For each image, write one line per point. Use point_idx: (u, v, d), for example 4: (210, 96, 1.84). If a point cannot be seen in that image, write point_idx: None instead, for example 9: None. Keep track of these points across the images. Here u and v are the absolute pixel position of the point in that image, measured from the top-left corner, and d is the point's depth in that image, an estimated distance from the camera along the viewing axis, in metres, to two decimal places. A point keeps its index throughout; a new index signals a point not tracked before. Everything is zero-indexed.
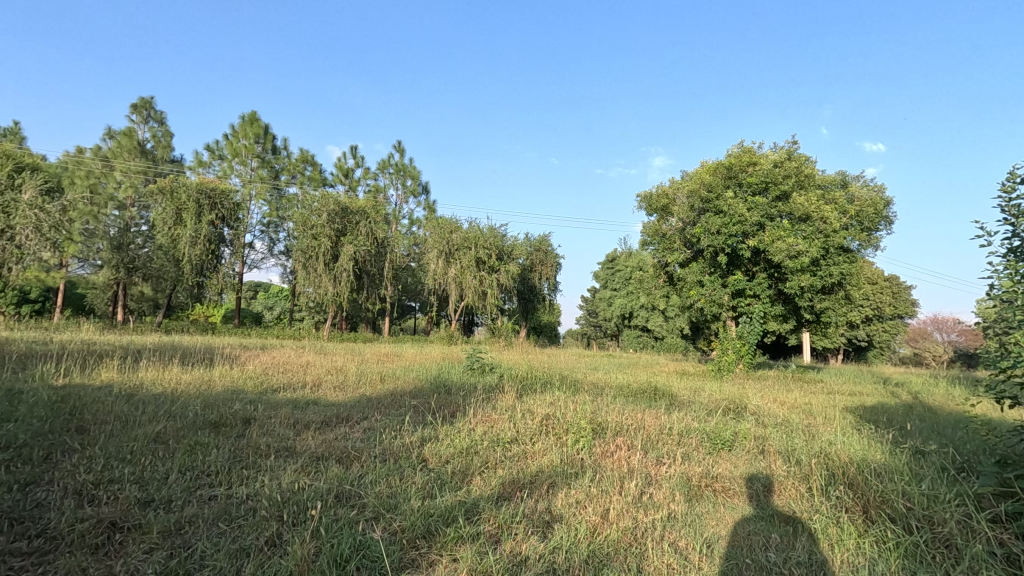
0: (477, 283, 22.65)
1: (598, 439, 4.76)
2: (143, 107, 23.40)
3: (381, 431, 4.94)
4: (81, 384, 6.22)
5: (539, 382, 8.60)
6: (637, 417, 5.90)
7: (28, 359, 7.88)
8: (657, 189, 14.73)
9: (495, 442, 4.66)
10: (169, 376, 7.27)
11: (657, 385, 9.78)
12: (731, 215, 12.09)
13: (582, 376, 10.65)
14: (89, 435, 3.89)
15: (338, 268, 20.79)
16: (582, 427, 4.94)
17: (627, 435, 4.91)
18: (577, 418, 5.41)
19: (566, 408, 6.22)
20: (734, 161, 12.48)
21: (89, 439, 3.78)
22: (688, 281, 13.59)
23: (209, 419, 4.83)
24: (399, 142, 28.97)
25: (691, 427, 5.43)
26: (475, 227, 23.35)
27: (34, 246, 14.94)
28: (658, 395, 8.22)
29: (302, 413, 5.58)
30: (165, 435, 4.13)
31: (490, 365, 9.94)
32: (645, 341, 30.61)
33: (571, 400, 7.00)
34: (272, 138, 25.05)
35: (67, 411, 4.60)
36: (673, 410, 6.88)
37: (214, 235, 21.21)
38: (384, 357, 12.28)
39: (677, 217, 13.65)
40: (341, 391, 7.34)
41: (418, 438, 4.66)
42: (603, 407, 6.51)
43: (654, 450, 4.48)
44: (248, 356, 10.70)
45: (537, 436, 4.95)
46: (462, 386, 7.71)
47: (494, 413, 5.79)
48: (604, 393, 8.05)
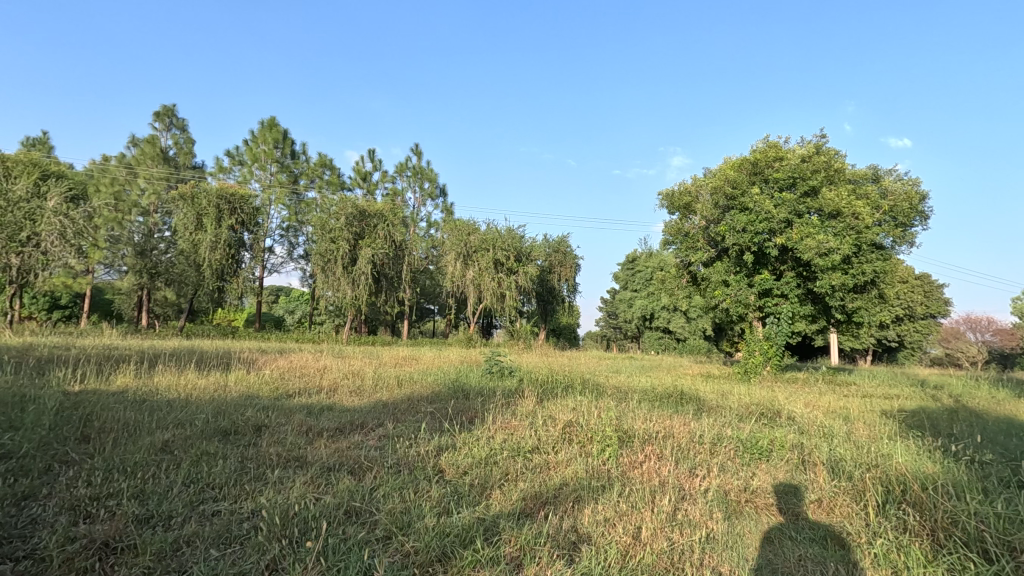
0: (495, 285, 22.44)
1: (625, 448, 4.49)
2: (165, 115, 23.72)
3: (397, 440, 4.72)
4: (95, 390, 6.14)
5: (561, 386, 8.33)
6: (666, 423, 5.61)
7: (47, 364, 7.88)
8: (679, 186, 14.32)
9: (515, 451, 4.42)
10: (184, 381, 7.18)
11: (682, 389, 9.44)
12: (757, 212, 11.70)
13: (604, 379, 10.34)
14: (93, 445, 3.73)
15: (356, 271, 20.78)
16: (607, 435, 4.67)
17: (655, 444, 4.63)
18: (603, 425, 5.15)
19: (589, 413, 5.96)
20: (760, 157, 12.09)
21: (93, 449, 3.62)
22: (713, 281, 13.19)
23: (221, 427, 4.66)
24: (417, 145, 28.91)
25: (723, 435, 5.13)
26: (492, 228, 23.17)
27: (58, 252, 15.18)
28: (685, 400, 7.89)
29: (316, 420, 5.39)
30: (172, 445, 3.96)
31: (509, 368, 9.71)
32: (667, 342, 30.07)
33: (594, 405, 6.73)
34: (291, 143, 25.19)
35: (77, 418, 4.48)
36: (701, 415, 6.57)
37: (234, 240, 21.37)
38: (402, 361, 12.14)
39: (700, 215, 13.27)
40: (357, 396, 7.16)
41: (435, 447, 4.44)
42: (629, 412, 6.22)
43: (686, 460, 4.20)
44: (266, 360, 10.62)
45: (560, 445, 4.69)
46: (480, 390, 7.48)
47: (514, 421, 5.54)
48: (628, 397, 7.75)
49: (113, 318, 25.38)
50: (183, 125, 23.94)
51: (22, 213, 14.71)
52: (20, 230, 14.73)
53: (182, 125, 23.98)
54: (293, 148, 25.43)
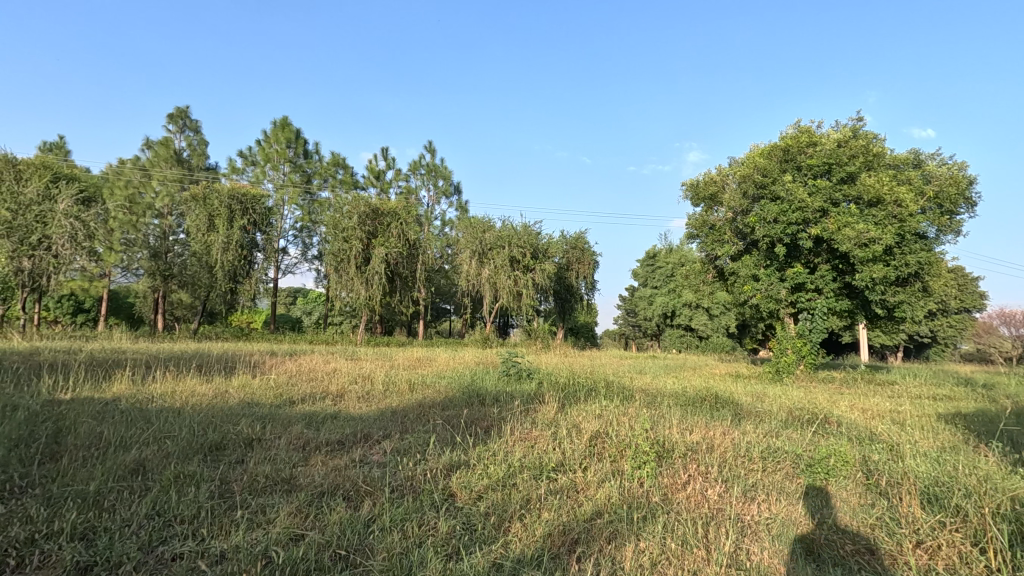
0: (511, 284, 21.90)
1: (665, 464, 3.93)
2: (179, 117, 23.57)
3: (403, 455, 4.20)
4: (85, 398, 5.74)
5: (583, 389, 7.74)
6: (706, 433, 5.01)
7: (43, 370, 7.51)
8: (703, 176, 13.56)
9: (537, 470, 3.86)
10: (183, 388, 6.73)
11: (714, 390, 8.80)
12: (789, 201, 10.99)
13: (629, 381, 9.70)
14: (53, 467, 3.26)
15: (369, 271, 20.41)
16: (642, 448, 4.11)
17: (700, 459, 4.05)
18: (637, 436, 4.57)
19: (619, 422, 5.38)
20: (792, 142, 11.29)
21: (51, 472, 3.15)
22: (741, 275, 12.51)
23: (206, 441, 4.17)
24: (430, 142, 28.41)
25: (773, 446, 4.52)
26: (508, 225, 22.66)
27: (69, 254, 14.99)
28: (719, 403, 7.26)
29: (317, 431, 4.89)
30: (147, 466, 3.49)
31: (527, 370, 9.16)
32: (689, 341, 29.19)
33: (622, 411, 6.13)
34: (305, 142, 24.95)
35: (47, 432, 4.03)
36: (741, 422, 5.94)
37: (246, 240, 21.13)
38: (416, 363, 11.68)
39: (727, 206, 12.56)
40: (364, 403, 6.66)
41: (446, 466, 3.90)
42: (662, 420, 5.62)
43: (738, 480, 3.62)
44: (274, 363, 10.18)
45: (589, 462, 4.12)
46: (496, 395, 6.94)
47: (534, 431, 5.00)
48: (657, 401, 7.13)
49: (132, 322, 25.36)
50: (195, 126, 23.78)
51: (32, 216, 14.58)
52: (31, 233, 14.59)
53: (196, 127, 23.83)
54: (306, 148, 25.15)
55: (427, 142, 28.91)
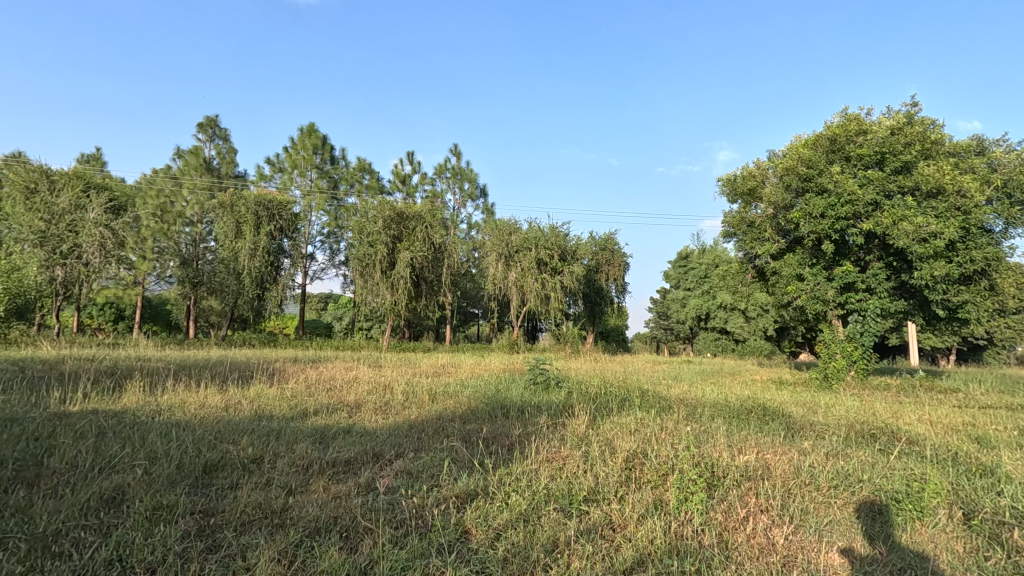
0: (539, 286, 21.37)
1: (719, 496, 3.36)
2: (209, 126, 23.90)
3: (415, 481, 3.72)
4: (89, 411, 5.45)
5: (615, 400, 7.16)
6: (759, 454, 4.39)
7: (59, 379, 7.32)
8: (741, 170, 12.72)
9: (567, 501, 3.32)
10: (194, 399, 6.40)
11: (759, 399, 8.08)
12: (838, 194, 10.17)
13: (665, 389, 9.06)
14: (17, 499, 2.89)
15: (395, 275, 20.19)
16: (691, 474, 3.54)
17: (758, 488, 3.47)
18: (682, 459, 4.01)
19: (658, 440, 4.81)
20: (839, 131, 10.46)
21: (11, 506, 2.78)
22: (784, 275, 11.67)
23: (201, 462, 3.76)
24: (456, 144, 28.12)
25: (841, 471, 3.88)
26: (535, 226, 22.17)
27: (99, 262, 15.17)
28: (768, 415, 6.57)
29: (326, 449, 4.47)
30: (125, 495, 3.10)
31: (556, 378, 8.60)
32: (725, 344, 28.15)
33: (660, 426, 5.54)
34: (331, 148, 24.93)
35: (32, 452, 3.69)
36: (796, 439, 5.29)
37: (273, 246, 21.16)
38: (441, 370, 11.25)
39: (768, 201, 11.76)
40: (381, 415, 6.22)
41: (462, 495, 3.41)
42: (705, 436, 5.01)
43: (811, 521, 3.03)
44: (295, 371, 9.86)
45: (627, 491, 3.56)
46: (521, 407, 6.43)
47: (563, 450, 4.48)
48: (699, 413, 6.51)
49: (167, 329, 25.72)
50: (225, 135, 24.00)
51: (64, 225, 14.78)
52: (63, 242, 14.80)
53: (225, 135, 24.09)
54: (332, 153, 25.14)
55: (455, 146, 28.22)
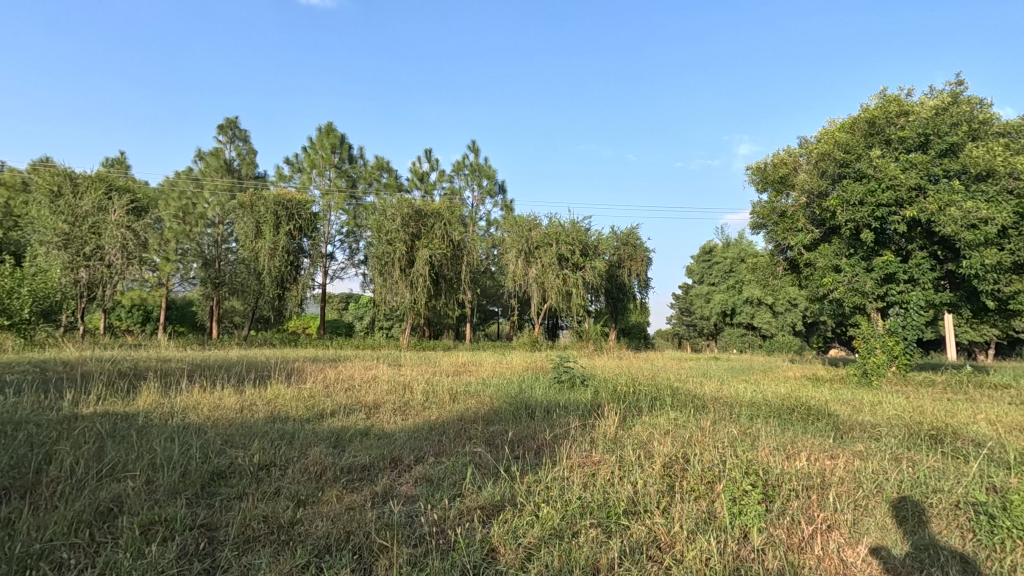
0: (560, 283, 20.99)
1: (777, 511, 2.99)
2: (228, 128, 24.02)
3: (435, 490, 3.42)
4: (101, 413, 5.26)
5: (646, 399, 6.78)
6: (813, 460, 4.00)
7: (78, 380, 7.20)
8: (772, 158, 12.15)
9: (604, 514, 2.99)
10: (211, 400, 6.21)
11: (799, 397, 7.62)
12: (878, 178, 9.61)
13: (697, 387, 8.63)
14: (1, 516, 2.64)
15: (414, 273, 20.02)
16: (745, 484, 3.17)
17: (821, 502, 3.10)
18: (729, 466, 3.64)
19: (696, 443, 4.44)
20: (878, 113, 9.90)
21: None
22: (819, 267, 11.10)
23: (207, 470, 3.52)
24: (473, 141, 27.83)
25: (910, 479, 3.49)
26: (555, 222, 21.79)
27: (121, 264, 15.31)
28: (811, 415, 6.13)
29: (342, 454, 4.19)
30: (121, 508, 2.84)
31: (581, 377, 8.26)
32: (751, 340, 27.22)
33: (697, 427, 5.16)
34: (349, 147, 24.87)
35: (32, 458, 3.49)
36: (848, 441, 4.86)
37: (293, 246, 21.19)
38: (463, 368, 10.97)
39: (800, 189, 11.20)
40: (400, 416, 5.94)
41: (488, 506, 3.10)
42: (748, 439, 4.63)
43: (889, 547, 2.65)
44: (314, 371, 9.67)
45: (671, 501, 3.21)
46: (547, 407, 6.10)
47: (596, 455, 4.15)
48: (737, 412, 6.10)
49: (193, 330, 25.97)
50: (244, 136, 24.08)
51: (87, 226, 14.93)
52: (86, 244, 14.94)
53: (244, 137, 24.17)
54: (350, 152, 25.08)
55: (473, 142, 28.00)
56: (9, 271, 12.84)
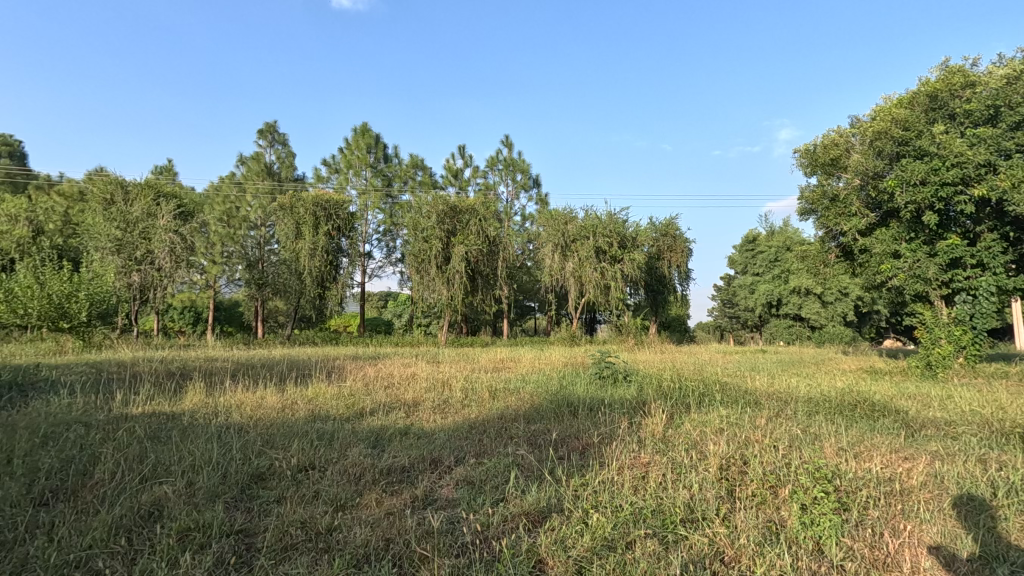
0: (598, 276, 20.63)
1: (856, 524, 2.72)
2: (268, 132, 24.56)
3: (477, 494, 3.27)
4: (149, 413, 5.34)
5: (693, 395, 6.47)
6: (887, 463, 3.66)
7: (129, 381, 7.38)
8: (822, 139, 11.48)
9: (660, 522, 2.77)
10: (255, 399, 6.26)
11: (860, 392, 7.15)
12: (942, 156, 8.92)
13: (747, 382, 8.24)
14: (43, 526, 2.62)
15: (450, 270, 20.05)
16: (816, 493, 2.91)
17: (906, 515, 2.80)
18: (794, 469, 3.37)
19: (754, 442, 4.16)
20: (940, 85, 9.28)
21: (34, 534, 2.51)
22: (876, 253, 10.44)
23: (247, 472, 3.46)
24: (507, 135, 27.64)
25: (1002, 485, 3.16)
26: (592, 214, 21.41)
27: (171, 268, 15.78)
28: (876, 411, 5.71)
29: (381, 454, 4.09)
30: (160, 515, 2.79)
31: (624, 372, 8.01)
32: (799, 332, 26.15)
33: (752, 425, 4.85)
34: (384, 146, 25.11)
35: (78, 459, 3.51)
36: (923, 440, 4.47)
37: (331, 246, 21.68)
38: (501, 365, 10.85)
39: (854, 171, 10.55)
40: (439, 414, 5.84)
41: (534, 512, 2.92)
42: (811, 437, 4.30)
43: (992, 567, 2.34)
44: (353, 368, 9.71)
45: (733, 508, 2.97)
46: (589, 404, 5.88)
47: (646, 456, 3.92)
48: (793, 408, 5.74)
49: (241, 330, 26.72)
50: (283, 140, 24.61)
51: (138, 232, 15.49)
52: (137, 248, 15.51)
53: (283, 140, 24.68)
54: (385, 152, 25.32)
55: (506, 137, 27.78)
56: (68, 277, 13.69)
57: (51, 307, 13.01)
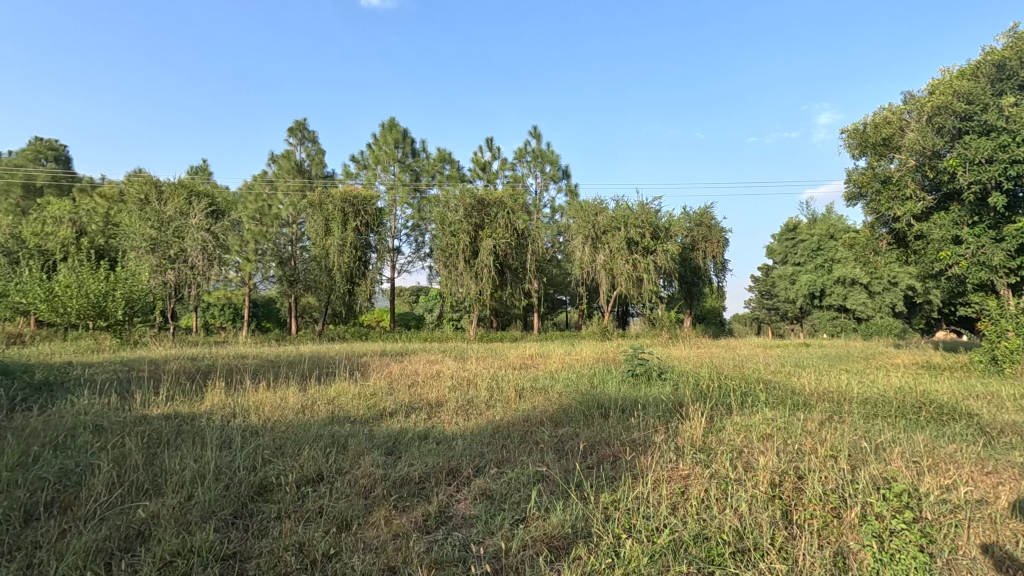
0: (630, 269, 20.04)
1: (948, 566, 2.28)
2: (298, 130, 24.76)
3: (496, 513, 2.93)
4: (168, 415, 5.22)
5: (734, 395, 5.99)
6: (970, 479, 3.17)
7: (156, 380, 7.34)
8: (873, 119, 10.64)
9: (705, 554, 2.39)
10: (275, 399, 6.09)
11: (922, 391, 6.52)
12: (1012, 132, 8.19)
13: (792, 380, 7.66)
14: (23, 548, 2.41)
15: (478, 264, 19.80)
16: (895, 524, 2.48)
17: (1005, 554, 2.34)
18: (861, 491, 2.92)
19: (807, 453, 3.70)
20: (1009, 53, 8.60)
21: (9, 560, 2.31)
22: (934, 240, 9.65)
23: (250, 485, 3.22)
24: (536, 126, 27.13)
25: None
26: (623, 204, 20.80)
27: (203, 265, 15.97)
28: (944, 414, 5.11)
29: (396, 463, 3.80)
30: (150, 536, 2.55)
31: (658, 369, 7.58)
32: (844, 324, 24.91)
33: (803, 431, 4.38)
34: (411, 141, 24.98)
35: (79, 467, 3.32)
36: (1005, 450, 3.91)
37: (360, 242, 21.65)
38: (530, 361, 10.51)
39: (909, 151, 9.76)
40: (462, 416, 5.55)
41: (558, 538, 2.59)
42: (874, 448, 3.81)
43: None
44: (379, 366, 9.54)
45: (791, 537, 2.56)
46: (621, 405, 5.49)
47: (685, 467, 3.52)
48: (849, 411, 5.22)
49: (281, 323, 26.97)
50: (313, 137, 24.73)
51: (171, 231, 15.70)
52: (170, 247, 15.69)
53: (313, 137, 24.83)
54: (413, 146, 25.19)
55: (535, 127, 27.24)
56: (104, 277, 14.04)
57: (89, 306, 13.53)
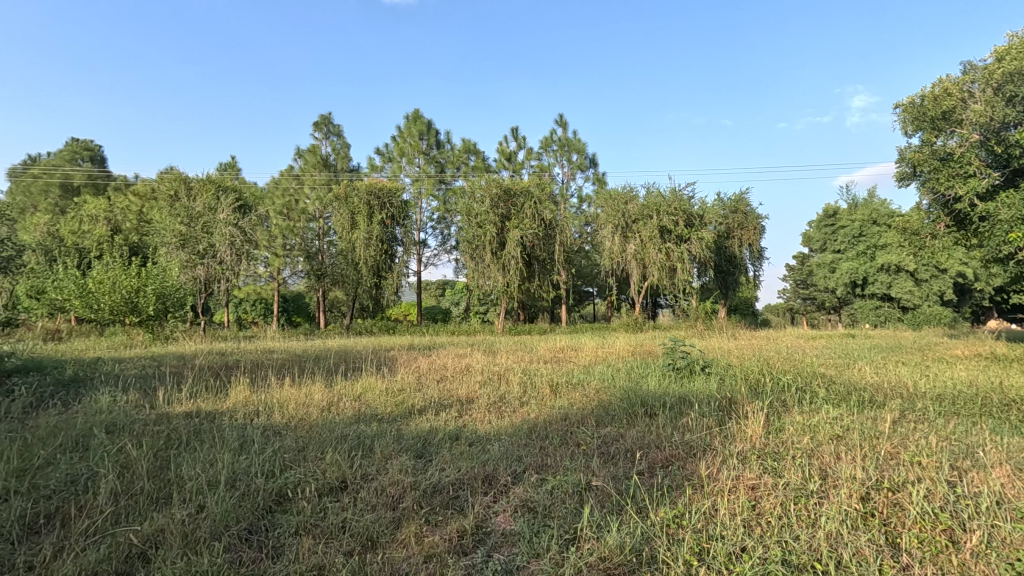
0: (663, 258, 19.37)
1: None
2: (323, 124, 24.72)
3: (543, 530, 2.56)
4: (188, 413, 4.99)
5: (790, 391, 5.50)
6: None
7: (182, 376, 7.16)
8: (930, 91, 9.83)
9: None
10: (299, 396, 5.83)
11: (1001, 386, 5.89)
12: None
13: (849, 374, 7.08)
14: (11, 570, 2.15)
15: (505, 255, 19.42)
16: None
17: None
18: (978, 511, 2.45)
19: (894, 460, 3.22)
20: None
21: None
22: (1002, 220, 8.85)
23: (268, 494, 2.92)
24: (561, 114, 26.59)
25: None
26: (654, 192, 20.13)
27: (232, 261, 15.98)
28: None
29: (425, 468, 3.45)
30: (152, 556, 2.27)
31: (700, 362, 7.09)
32: (888, 313, 23.69)
33: (879, 432, 3.88)
34: (436, 132, 24.69)
35: (87, 472, 3.07)
36: None
37: (386, 235, 21.45)
38: (562, 355, 10.09)
39: (974, 123, 8.96)
40: (495, 414, 5.20)
41: (618, 565, 2.20)
42: (971, 454, 3.30)
43: None
44: (406, 360, 9.25)
45: (903, 568, 2.12)
46: (667, 403, 5.04)
47: (753, 476, 3.07)
48: (926, 410, 4.66)
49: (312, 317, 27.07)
50: (338, 131, 24.66)
51: (200, 226, 15.82)
52: (200, 243, 15.77)
53: (338, 132, 24.77)
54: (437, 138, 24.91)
55: (561, 115, 26.73)
56: (136, 273, 14.00)
57: (123, 302, 13.49)
